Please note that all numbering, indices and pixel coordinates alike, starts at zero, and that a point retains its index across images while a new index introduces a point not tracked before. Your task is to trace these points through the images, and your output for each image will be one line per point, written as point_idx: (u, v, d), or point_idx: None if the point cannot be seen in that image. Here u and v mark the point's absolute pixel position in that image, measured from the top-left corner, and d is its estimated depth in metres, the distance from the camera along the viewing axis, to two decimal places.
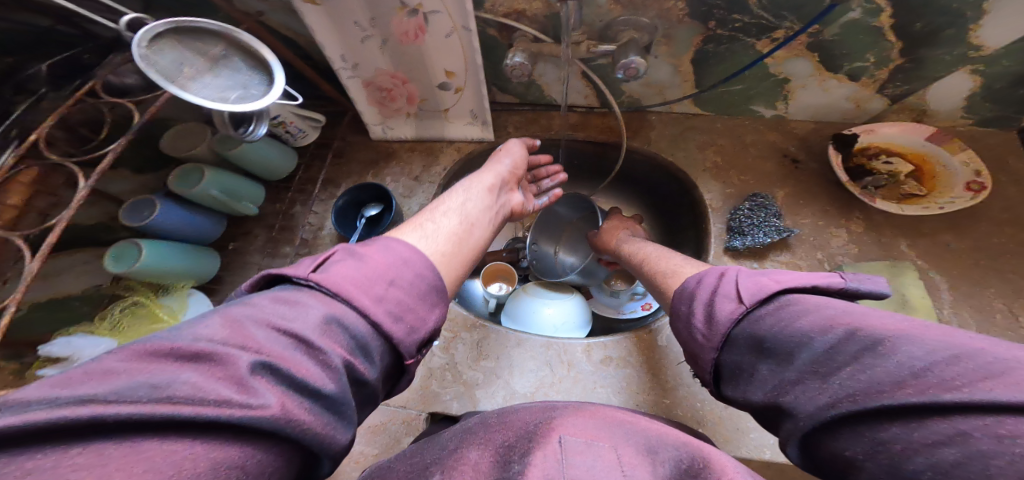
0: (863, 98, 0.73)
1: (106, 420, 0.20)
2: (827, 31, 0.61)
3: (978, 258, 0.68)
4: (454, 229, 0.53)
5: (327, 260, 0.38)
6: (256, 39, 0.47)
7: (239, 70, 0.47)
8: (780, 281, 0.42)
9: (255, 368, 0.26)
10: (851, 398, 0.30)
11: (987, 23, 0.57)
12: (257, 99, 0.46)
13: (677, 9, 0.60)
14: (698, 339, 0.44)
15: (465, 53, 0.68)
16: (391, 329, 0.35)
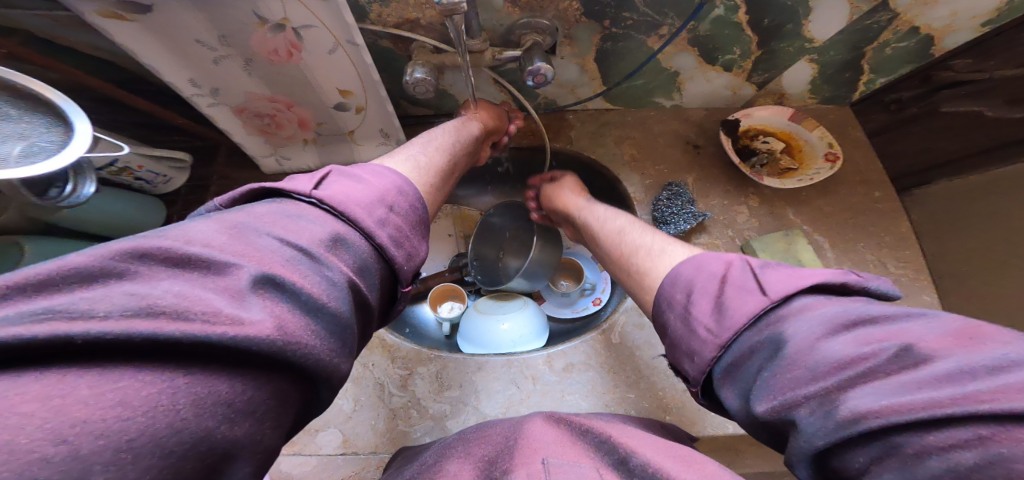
0: (736, 86, 0.74)
1: (75, 339, 0.19)
2: (700, 27, 0.60)
3: (866, 219, 0.74)
4: (434, 160, 0.54)
5: (325, 179, 0.38)
6: (24, 74, 0.38)
7: (6, 115, 0.37)
8: (798, 273, 0.35)
9: (249, 281, 0.26)
10: (888, 408, 0.24)
11: (815, 20, 0.60)
12: (48, 154, 0.37)
13: (573, 9, 0.56)
14: (695, 333, 0.37)
15: (357, 70, 0.59)
16: (391, 252, 0.37)
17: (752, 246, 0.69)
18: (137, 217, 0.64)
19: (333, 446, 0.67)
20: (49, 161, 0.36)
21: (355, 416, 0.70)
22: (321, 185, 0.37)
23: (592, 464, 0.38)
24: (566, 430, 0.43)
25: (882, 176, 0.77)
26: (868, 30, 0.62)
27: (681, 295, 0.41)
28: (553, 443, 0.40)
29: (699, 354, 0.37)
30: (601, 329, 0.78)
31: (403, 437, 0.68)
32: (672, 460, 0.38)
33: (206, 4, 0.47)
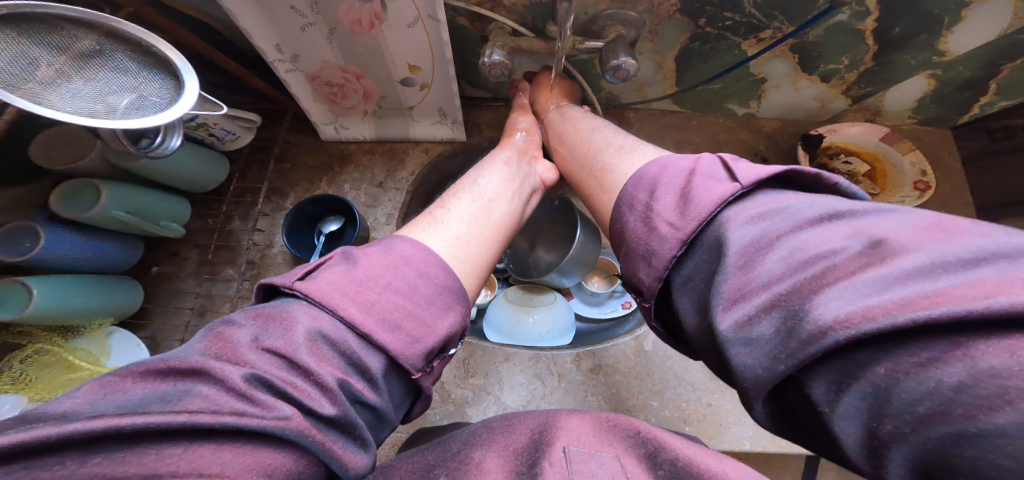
0: (828, 98, 0.69)
1: (123, 429, 0.20)
2: (811, 33, 0.55)
3: None
4: (473, 210, 0.48)
5: (319, 266, 0.34)
6: (148, 32, 0.38)
7: (124, 69, 0.39)
8: (766, 167, 0.32)
9: (256, 380, 0.25)
10: (860, 314, 0.19)
11: (959, 30, 0.53)
12: (150, 109, 0.38)
13: (668, 4, 0.52)
14: (656, 236, 0.33)
15: (432, 46, 0.58)
16: (385, 339, 0.30)
17: None
18: (199, 172, 0.65)
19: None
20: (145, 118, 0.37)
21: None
22: (315, 274, 0.33)
23: (614, 453, 0.36)
24: (593, 419, 0.41)
25: (960, 214, 0.72)
26: (1021, 47, 0.55)
27: (646, 194, 0.37)
28: (581, 435, 0.38)
29: (657, 255, 0.32)
30: (634, 335, 0.77)
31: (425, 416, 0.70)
32: (704, 455, 0.35)
33: None
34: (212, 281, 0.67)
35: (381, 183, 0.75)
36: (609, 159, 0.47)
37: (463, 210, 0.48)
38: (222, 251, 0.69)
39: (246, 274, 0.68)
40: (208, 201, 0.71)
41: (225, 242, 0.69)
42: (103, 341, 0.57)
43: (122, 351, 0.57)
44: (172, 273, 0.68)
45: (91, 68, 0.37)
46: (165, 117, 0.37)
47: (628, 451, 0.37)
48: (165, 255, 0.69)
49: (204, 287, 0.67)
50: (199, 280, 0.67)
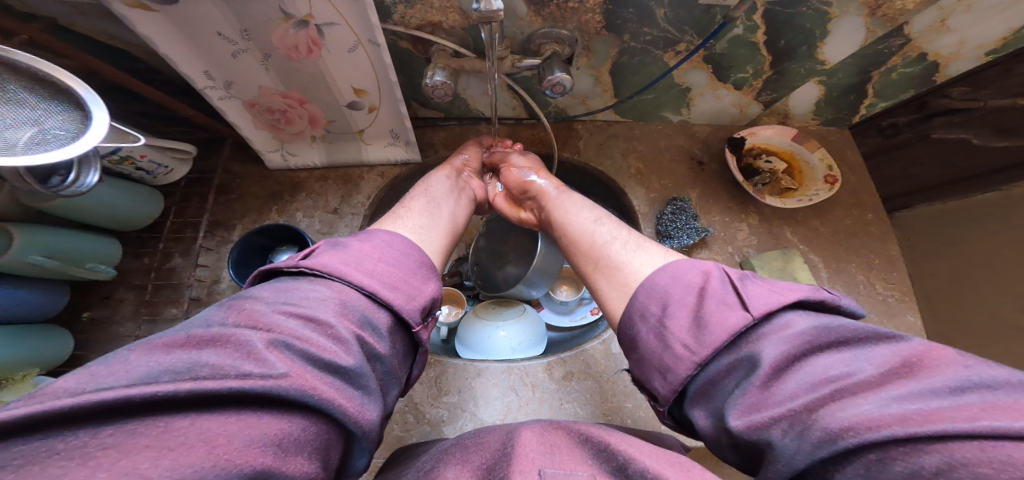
0: (744, 104, 0.76)
1: (134, 397, 0.21)
2: (716, 46, 0.61)
3: (857, 240, 0.76)
4: (429, 208, 0.55)
5: (315, 251, 0.39)
6: (39, 59, 0.35)
7: (21, 100, 0.36)
8: (776, 290, 0.33)
9: (268, 343, 0.27)
10: (870, 423, 0.23)
11: (829, 42, 0.60)
12: (60, 139, 0.36)
13: (595, 22, 0.56)
14: (671, 351, 0.34)
15: (375, 69, 0.58)
16: (389, 296, 0.36)
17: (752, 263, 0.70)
18: (131, 209, 0.61)
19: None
20: (55, 151, 0.35)
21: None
22: (315, 255, 0.38)
23: (590, 472, 0.37)
24: (566, 441, 0.41)
25: (876, 199, 0.80)
26: (879, 54, 0.63)
27: (656, 307, 0.37)
28: (547, 450, 0.39)
29: (672, 372, 0.33)
30: (601, 339, 0.79)
31: (397, 441, 0.67)
32: (676, 466, 0.37)
33: None
34: (152, 324, 0.62)
35: (335, 208, 0.74)
36: (616, 248, 0.47)
37: (422, 207, 0.55)
38: (163, 291, 0.64)
39: (191, 313, 0.63)
40: (146, 239, 0.67)
41: (165, 280, 0.65)
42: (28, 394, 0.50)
43: None
44: (107, 319, 0.62)
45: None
46: (82, 146, 0.35)
47: (603, 470, 0.38)
48: (98, 298, 0.63)
49: (143, 331, 0.62)
50: (137, 324, 0.62)
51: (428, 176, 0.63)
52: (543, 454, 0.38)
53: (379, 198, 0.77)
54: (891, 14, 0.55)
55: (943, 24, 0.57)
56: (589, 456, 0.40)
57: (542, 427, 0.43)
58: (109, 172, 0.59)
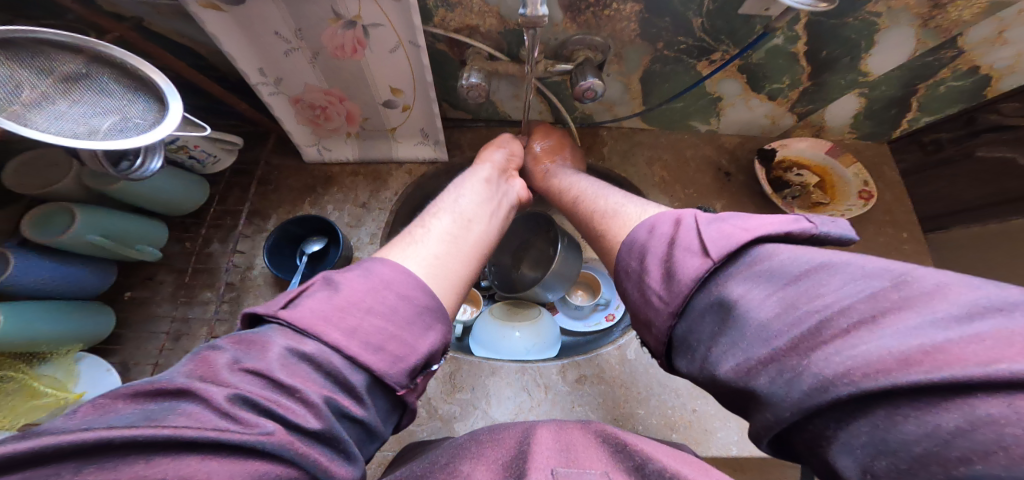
0: (777, 115, 0.75)
1: (113, 440, 0.21)
2: (753, 56, 0.61)
3: (888, 260, 0.74)
4: (448, 230, 0.49)
5: (301, 294, 0.34)
6: (134, 55, 0.39)
7: (110, 91, 0.40)
8: (743, 227, 0.34)
9: (243, 400, 0.25)
10: (860, 371, 0.22)
11: (875, 53, 0.59)
12: (138, 129, 0.39)
13: (630, 30, 0.57)
14: (653, 302, 0.36)
15: (414, 69, 0.61)
16: (369, 361, 0.30)
17: None
18: (178, 194, 0.65)
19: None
20: (139, 137, 0.38)
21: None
22: (304, 299, 0.33)
23: (602, 469, 0.37)
24: (579, 439, 0.42)
25: (910, 219, 0.77)
26: (929, 65, 0.62)
27: (636, 263, 0.40)
28: (561, 449, 0.39)
29: (655, 326, 0.36)
30: (617, 345, 0.78)
31: (411, 433, 0.68)
32: (689, 467, 0.37)
33: None
34: (188, 305, 0.66)
35: (364, 203, 0.76)
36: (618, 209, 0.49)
37: (441, 229, 0.49)
38: (200, 274, 0.68)
39: (225, 297, 0.66)
40: (188, 225, 0.71)
41: (204, 264, 0.68)
42: (70, 368, 0.54)
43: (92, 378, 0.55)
44: (147, 298, 0.66)
45: (77, 90, 0.38)
46: (162, 131, 0.39)
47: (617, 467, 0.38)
48: (141, 278, 0.67)
49: (180, 311, 0.65)
50: (175, 304, 0.65)
51: (461, 183, 0.62)
52: (556, 455, 0.38)
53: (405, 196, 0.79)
54: (945, 25, 0.54)
55: (999, 37, 0.55)
56: (603, 453, 0.40)
57: (555, 427, 0.44)
58: (166, 161, 0.64)
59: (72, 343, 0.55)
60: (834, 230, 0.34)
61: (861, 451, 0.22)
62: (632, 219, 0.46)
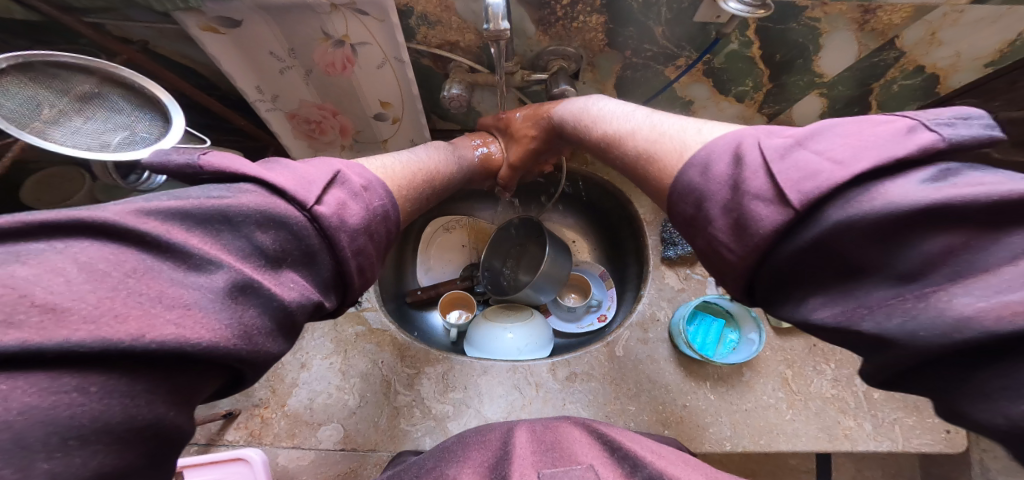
0: (748, 117, 0.79)
1: (43, 352, 0.19)
2: (715, 60, 0.65)
3: None
4: (410, 162, 0.56)
5: (327, 192, 0.36)
6: (140, 74, 0.43)
7: (121, 109, 0.43)
8: (837, 155, 0.29)
9: (232, 284, 0.27)
10: (1000, 311, 0.20)
11: (824, 56, 0.62)
12: (145, 142, 0.42)
13: (598, 40, 0.61)
14: (726, 251, 0.34)
15: (399, 83, 0.66)
16: (355, 278, 0.38)
17: None
18: None
19: (332, 441, 0.68)
20: (144, 148, 0.41)
21: (358, 412, 0.70)
22: (322, 195, 0.35)
23: (588, 464, 0.41)
24: (561, 440, 0.45)
25: None
26: (875, 67, 0.65)
27: (692, 208, 0.38)
28: (546, 451, 0.43)
29: (732, 270, 0.35)
30: (605, 342, 0.80)
31: (404, 436, 0.69)
32: (670, 466, 0.41)
33: (281, 19, 0.55)
34: None
35: None
36: (658, 144, 0.46)
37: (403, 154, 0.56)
38: None
39: None
40: None
41: None
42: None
43: None
44: None
45: (91, 107, 0.42)
46: (165, 142, 0.42)
47: (602, 462, 0.41)
48: None
49: None
50: None
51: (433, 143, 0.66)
52: (540, 457, 0.41)
53: None
54: (882, 29, 0.57)
55: (933, 37, 0.58)
56: (588, 451, 0.43)
57: (539, 428, 0.48)
58: None
59: None
60: (968, 132, 0.27)
61: (994, 402, 0.21)
62: (672, 158, 0.43)
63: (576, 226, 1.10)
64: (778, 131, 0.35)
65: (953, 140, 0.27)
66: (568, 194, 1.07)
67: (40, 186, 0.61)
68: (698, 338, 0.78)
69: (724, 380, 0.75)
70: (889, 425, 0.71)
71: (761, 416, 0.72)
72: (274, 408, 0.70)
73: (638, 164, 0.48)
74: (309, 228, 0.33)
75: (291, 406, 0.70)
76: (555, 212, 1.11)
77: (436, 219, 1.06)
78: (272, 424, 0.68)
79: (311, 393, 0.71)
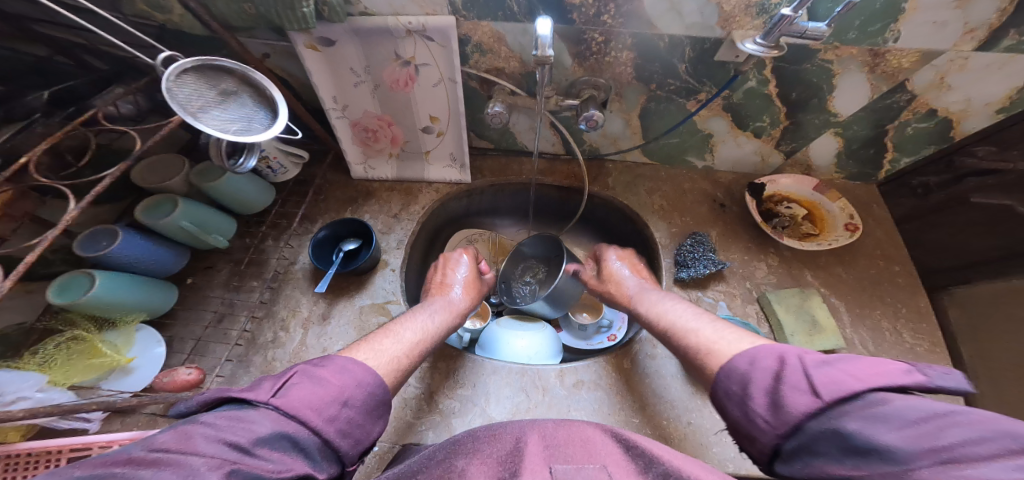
0: (765, 153, 0.85)
1: None
2: (734, 96, 0.72)
3: (865, 286, 0.81)
4: (411, 343, 0.58)
5: (288, 382, 0.39)
6: (268, 81, 0.53)
7: (245, 104, 0.53)
8: (867, 372, 0.34)
9: (217, 470, 0.28)
10: None
11: (838, 95, 0.69)
12: (257, 132, 0.51)
13: (627, 74, 0.70)
14: (759, 424, 0.38)
15: (450, 101, 0.76)
16: (338, 445, 0.39)
17: (768, 298, 0.77)
18: (252, 197, 0.80)
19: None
20: (257, 135, 0.50)
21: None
22: (280, 388, 0.38)
23: (601, 464, 0.43)
24: (571, 435, 0.48)
25: (899, 251, 0.85)
26: (889, 108, 0.70)
27: (736, 387, 0.42)
28: (558, 446, 0.45)
29: (758, 441, 0.39)
30: (613, 354, 0.82)
31: (410, 429, 0.70)
32: (686, 466, 0.43)
33: (365, 40, 0.66)
34: (238, 292, 0.78)
35: (396, 214, 0.89)
36: (710, 340, 0.52)
37: (407, 337, 0.58)
38: (252, 265, 0.81)
39: (270, 285, 0.78)
40: (252, 223, 0.85)
41: (257, 257, 0.81)
42: (129, 336, 0.66)
43: (143, 347, 0.67)
44: (203, 285, 0.78)
45: (228, 99, 0.51)
46: (274, 132, 0.51)
47: (615, 461, 0.44)
48: (201, 267, 0.80)
49: (229, 296, 0.77)
50: (225, 290, 0.77)
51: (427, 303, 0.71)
52: (552, 453, 0.44)
53: (430, 210, 0.92)
54: (892, 72, 0.63)
55: (942, 82, 0.64)
56: (605, 448, 0.46)
57: (550, 426, 0.50)
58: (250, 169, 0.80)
59: (136, 315, 0.67)
60: (955, 384, 0.32)
61: None
62: (729, 357, 0.47)
63: (591, 249, 1.08)
64: (812, 349, 0.40)
65: (942, 385, 0.33)
66: (584, 217, 1.05)
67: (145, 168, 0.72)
68: None
69: None
70: None
71: None
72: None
73: (689, 358, 0.52)
74: (283, 437, 0.34)
75: None
76: (571, 235, 1.10)
77: (461, 231, 1.07)
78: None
79: None
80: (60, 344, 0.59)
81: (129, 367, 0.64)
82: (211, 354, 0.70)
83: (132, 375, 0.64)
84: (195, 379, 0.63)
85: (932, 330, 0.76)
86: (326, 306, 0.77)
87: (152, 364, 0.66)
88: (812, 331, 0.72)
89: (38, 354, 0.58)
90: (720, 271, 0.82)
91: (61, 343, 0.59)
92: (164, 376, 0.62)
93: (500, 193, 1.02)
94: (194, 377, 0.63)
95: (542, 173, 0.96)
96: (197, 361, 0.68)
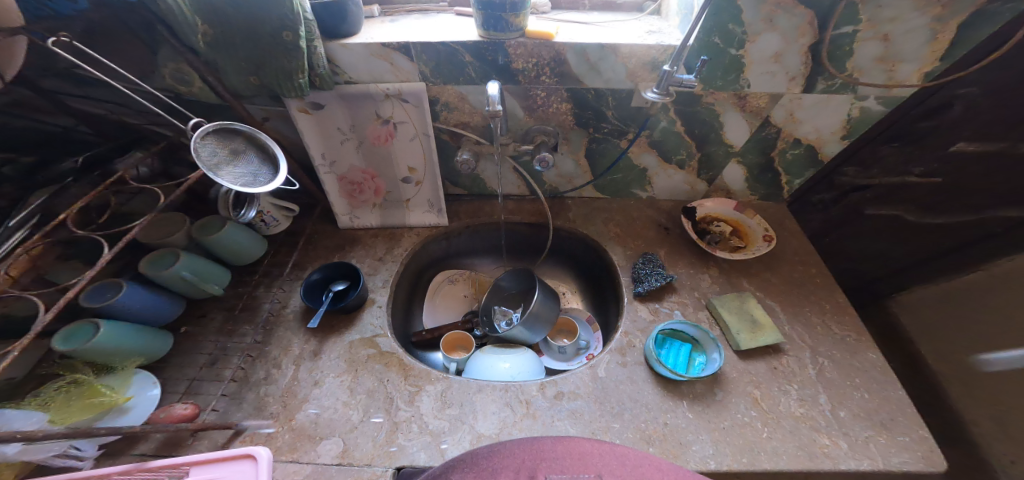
0: (692, 182, 1.03)
1: None
2: (653, 134, 0.90)
3: (792, 288, 0.93)
4: None
5: None
6: (272, 141, 0.64)
7: (251, 161, 0.62)
8: None
9: None
10: None
11: (728, 130, 0.88)
12: (262, 185, 0.61)
13: (569, 121, 0.87)
14: None
15: (425, 152, 0.89)
16: None
17: (712, 302, 0.87)
18: (247, 249, 0.86)
19: (331, 455, 0.64)
20: (262, 187, 0.60)
21: (360, 427, 0.68)
22: None
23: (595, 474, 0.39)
24: (573, 444, 0.43)
25: (813, 257, 0.99)
26: (766, 140, 0.90)
27: None
28: (563, 457, 0.41)
29: None
30: (587, 365, 0.79)
31: (402, 452, 0.65)
32: None
33: (351, 105, 0.81)
34: (230, 336, 0.79)
35: (380, 256, 0.96)
36: None
37: None
38: (245, 310, 0.83)
39: (257, 327, 0.80)
40: (245, 272, 0.89)
41: (249, 303, 0.84)
42: (126, 377, 0.66)
43: (138, 389, 0.66)
44: (197, 332, 0.79)
45: (240, 157, 0.61)
46: (276, 184, 0.61)
47: (612, 470, 0.40)
48: (195, 315, 0.82)
49: (222, 340, 0.78)
50: (219, 334, 0.79)
51: None
52: (550, 464, 0.40)
53: (412, 252, 1.00)
54: (756, 110, 0.83)
55: (793, 117, 0.84)
56: (602, 460, 0.41)
57: (547, 441, 0.44)
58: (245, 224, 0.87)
59: (133, 359, 0.67)
60: None
61: None
62: None
63: (564, 278, 1.18)
64: None
65: None
66: (553, 250, 1.16)
67: (150, 226, 0.79)
68: (670, 360, 0.80)
69: (699, 399, 0.73)
70: (863, 442, 0.68)
71: (740, 434, 0.68)
72: (279, 423, 0.68)
73: None
74: None
75: (298, 420, 0.68)
76: (546, 267, 1.19)
77: (442, 272, 1.14)
78: (275, 440, 0.66)
79: (318, 408, 0.70)
80: (58, 388, 0.59)
81: (125, 408, 0.63)
82: (206, 390, 0.70)
83: (127, 416, 0.62)
84: (190, 412, 0.64)
85: (853, 321, 0.86)
86: (317, 343, 0.79)
87: (147, 404, 0.65)
88: (752, 328, 0.82)
89: (38, 397, 0.58)
90: (671, 284, 0.93)
91: (62, 386, 0.59)
92: (159, 412, 0.62)
93: (474, 235, 1.12)
94: (190, 410, 0.63)
95: (511, 212, 1.08)
96: (193, 398, 0.69)
